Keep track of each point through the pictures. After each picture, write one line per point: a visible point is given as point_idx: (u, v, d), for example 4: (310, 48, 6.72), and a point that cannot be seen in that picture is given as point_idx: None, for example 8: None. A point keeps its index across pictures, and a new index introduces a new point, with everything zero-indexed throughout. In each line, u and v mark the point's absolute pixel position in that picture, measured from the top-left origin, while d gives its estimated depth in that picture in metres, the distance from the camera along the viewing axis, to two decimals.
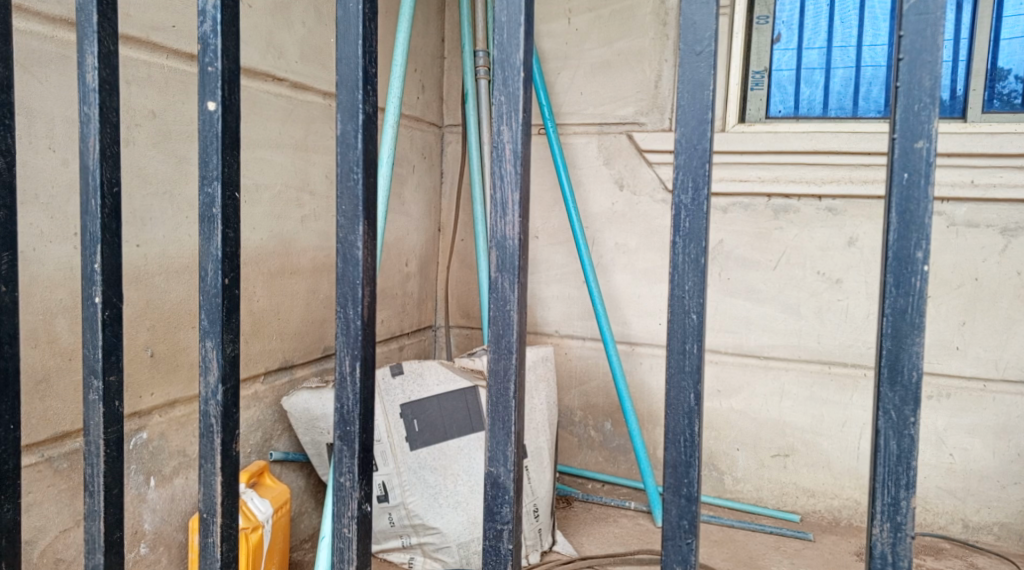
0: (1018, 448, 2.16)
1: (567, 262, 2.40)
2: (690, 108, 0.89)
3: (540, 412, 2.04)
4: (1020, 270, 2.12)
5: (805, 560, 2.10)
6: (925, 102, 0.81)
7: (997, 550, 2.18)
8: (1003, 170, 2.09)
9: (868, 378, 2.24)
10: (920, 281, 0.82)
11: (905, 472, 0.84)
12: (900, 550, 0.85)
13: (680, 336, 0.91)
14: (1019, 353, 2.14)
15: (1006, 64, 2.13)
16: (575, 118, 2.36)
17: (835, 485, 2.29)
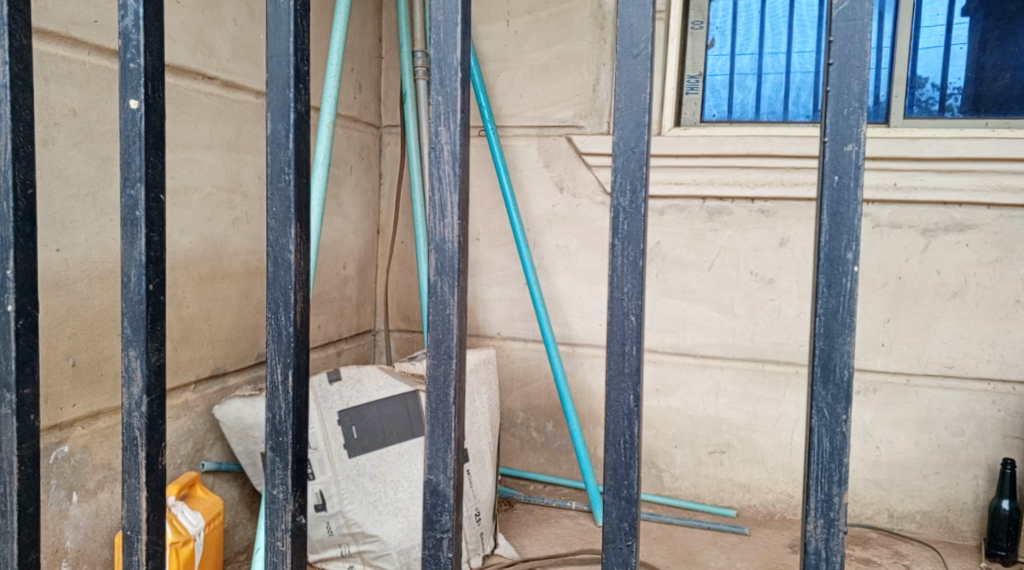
0: (939, 440, 2.21)
1: (508, 265, 2.38)
2: (628, 111, 0.98)
3: (482, 414, 2.02)
4: (941, 269, 2.17)
5: (742, 555, 2.12)
6: (853, 106, 0.93)
7: (921, 538, 2.22)
8: (925, 173, 2.15)
9: (800, 374, 2.27)
10: (850, 281, 0.94)
11: (837, 468, 0.96)
12: (833, 545, 0.97)
13: (619, 339, 1.00)
14: (938, 347, 2.19)
15: (924, 72, 2.21)
16: (515, 120, 2.34)
17: (768, 479, 2.31)
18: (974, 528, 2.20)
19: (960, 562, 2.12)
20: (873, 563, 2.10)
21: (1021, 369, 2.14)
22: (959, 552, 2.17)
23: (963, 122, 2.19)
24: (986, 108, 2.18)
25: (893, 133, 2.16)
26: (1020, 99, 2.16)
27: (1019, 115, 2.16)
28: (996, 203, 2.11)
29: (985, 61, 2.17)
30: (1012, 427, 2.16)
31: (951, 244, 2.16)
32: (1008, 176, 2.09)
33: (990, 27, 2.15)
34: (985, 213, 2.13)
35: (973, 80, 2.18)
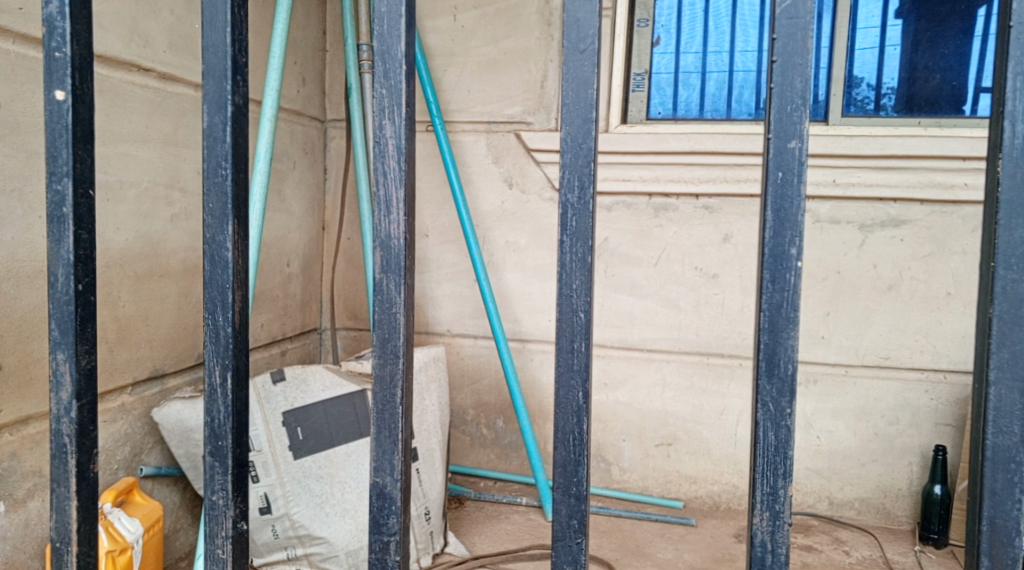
0: (877, 429, 2.24)
1: (457, 261, 2.36)
2: (575, 106, 0.97)
3: (431, 412, 2.00)
4: (878, 263, 2.21)
5: (689, 546, 2.13)
6: (796, 103, 0.93)
7: (859, 524, 2.25)
8: (861, 170, 2.18)
9: (744, 367, 2.29)
10: (793, 276, 0.94)
11: (782, 461, 0.96)
12: (779, 537, 0.97)
13: (568, 336, 0.99)
14: (877, 339, 2.23)
15: (860, 72, 2.24)
16: (463, 116, 2.32)
17: (714, 471, 2.33)
18: (908, 512, 2.24)
19: (896, 546, 2.15)
20: (815, 550, 2.12)
21: (953, 359, 2.18)
22: (895, 537, 2.20)
23: (898, 121, 2.23)
24: (919, 107, 2.22)
25: (830, 132, 2.20)
26: (951, 99, 2.20)
27: (950, 114, 2.21)
28: (929, 199, 2.15)
29: (917, 62, 2.21)
30: (945, 415, 2.20)
31: (887, 239, 2.19)
32: (940, 173, 2.13)
33: (922, 29, 2.19)
34: (919, 209, 2.17)
35: (906, 80, 2.22)
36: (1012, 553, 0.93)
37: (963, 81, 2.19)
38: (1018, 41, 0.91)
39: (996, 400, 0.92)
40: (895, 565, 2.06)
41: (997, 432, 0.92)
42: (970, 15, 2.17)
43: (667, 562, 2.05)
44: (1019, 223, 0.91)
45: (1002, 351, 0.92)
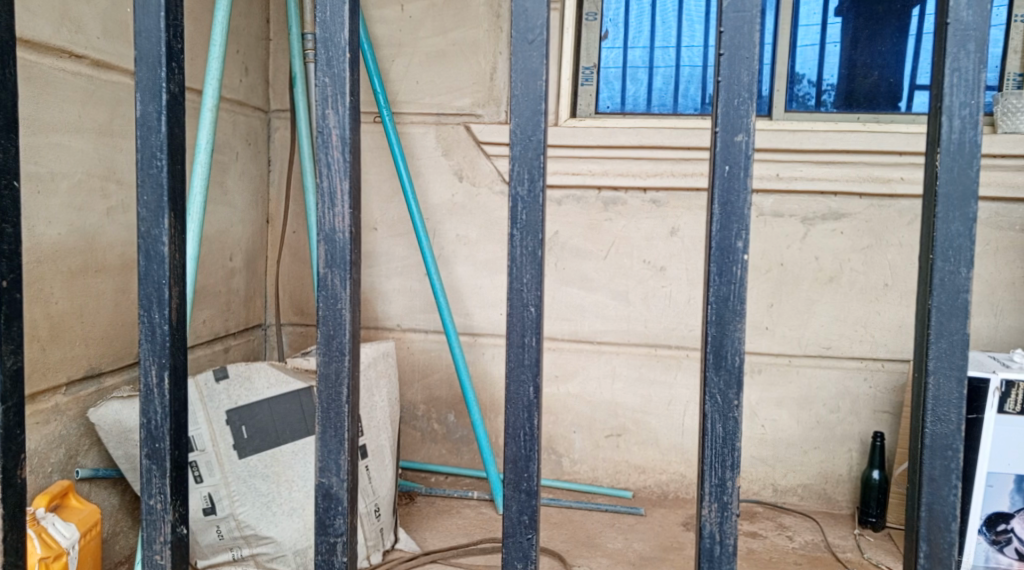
0: (818, 417, 2.27)
1: (407, 254, 2.33)
2: (524, 99, 0.96)
3: (381, 409, 1.96)
4: (819, 255, 2.23)
5: (639, 536, 2.13)
6: (743, 97, 0.93)
7: (801, 510, 2.28)
8: (804, 164, 2.19)
9: (691, 358, 2.30)
10: (740, 270, 0.94)
11: (730, 453, 0.96)
12: (727, 528, 0.97)
13: (519, 330, 0.98)
14: (818, 330, 2.25)
15: (802, 69, 2.26)
16: (412, 107, 2.28)
17: (662, 460, 2.34)
18: (848, 497, 2.27)
19: (837, 531, 2.18)
20: (759, 536, 2.14)
21: (890, 348, 2.22)
22: (835, 521, 2.23)
23: (838, 117, 2.26)
24: (858, 103, 2.25)
25: (774, 127, 2.21)
26: (888, 96, 2.24)
27: (888, 110, 2.24)
28: (866, 192, 2.18)
29: (856, 58, 2.24)
30: (882, 403, 2.24)
31: (828, 232, 2.22)
32: (877, 167, 2.16)
33: (860, 27, 2.23)
34: (857, 203, 2.20)
35: (846, 76, 2.25)
36: (949, 538, 0.93)
37: (899, 78, 2.23)
38: (954, 38, 0.90)
39: (934, 388, 0.92)
40: (837, 549, 2.08)
41: (935, 419, 0.92)
42: (907, 13, 2.20)
43: (617, 552, 2.05)
44: (956, 217, 0.90)
45: (940, 341, 0.91)
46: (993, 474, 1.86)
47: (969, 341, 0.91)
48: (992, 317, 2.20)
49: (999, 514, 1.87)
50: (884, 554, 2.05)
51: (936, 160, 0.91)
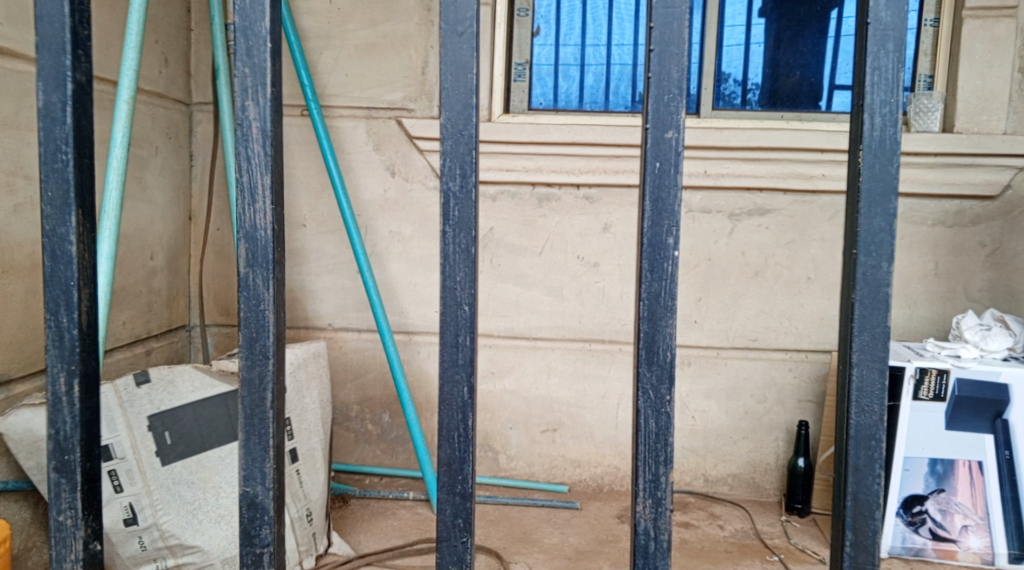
0: (746, 407, 2.29)
1: (338, 252, 2.28)
2: (454, 92, 1.01)
3: (312, 411, 1.91)
4: (745, 250, 2.25)
5: (575, 530, 2.12)
6: (674, 93, 1.01)
7: (732, 499, 2.29)
8: (730, 161, 2.20)
9: (624, 352, 2.30)
10: (670, 265, 1.02)
11: (663, 448, 1.05)
12: (660, 523, 1.06)
13: (453, 330, 1.03)
14: (746, 322, 2.27)
15: (728, 68, 2.28)
16: (341, 100, 2.23)
17: (597, 454, 2.33)
18: (775, 485, 2.30)
19: (765, 518, 2.20)
20: (692, 526, 2.15)
21: (813, 339, 2.25)
22: (763, 508, 2.25)
23: (762, 115, 2.28)
24: (781, 102, 2.28)
25: (702, 125, 2.21)
26: (809, 95, 2.27)
27: (809, 109, 2.27)
28: (790, 189, 2.20)
29: (780, 58, 2.26)
30: (807, 392, 2.27)
31: (754, 228, 2.24)
32: (800, 164, 2.18)
33: (783, 28, 2.25)
34: (782, 199, 2.22)
35: (770, 76, 2.27)
36: (873, 525, 1.04)
37: (820, 78, 2.26)
38: (875, 37, 1.00)
39: (858, 380, 1.03)
40: (765, 536, 2.10)
41: (859, 411, 1.03)
42: (826, 14, 2.24)
43: (554, 547, 2.03)
44: (878, 212, 1.01)
45: (863, 334, 1.02)
46: (909, 458, 2.02)
47: (889, 333, 1.02)
48: (907, 309, 2.24)
49: (914, 497, 2.02)
50: (810, 539, 2.09)
51: (859, 156, 1.01)
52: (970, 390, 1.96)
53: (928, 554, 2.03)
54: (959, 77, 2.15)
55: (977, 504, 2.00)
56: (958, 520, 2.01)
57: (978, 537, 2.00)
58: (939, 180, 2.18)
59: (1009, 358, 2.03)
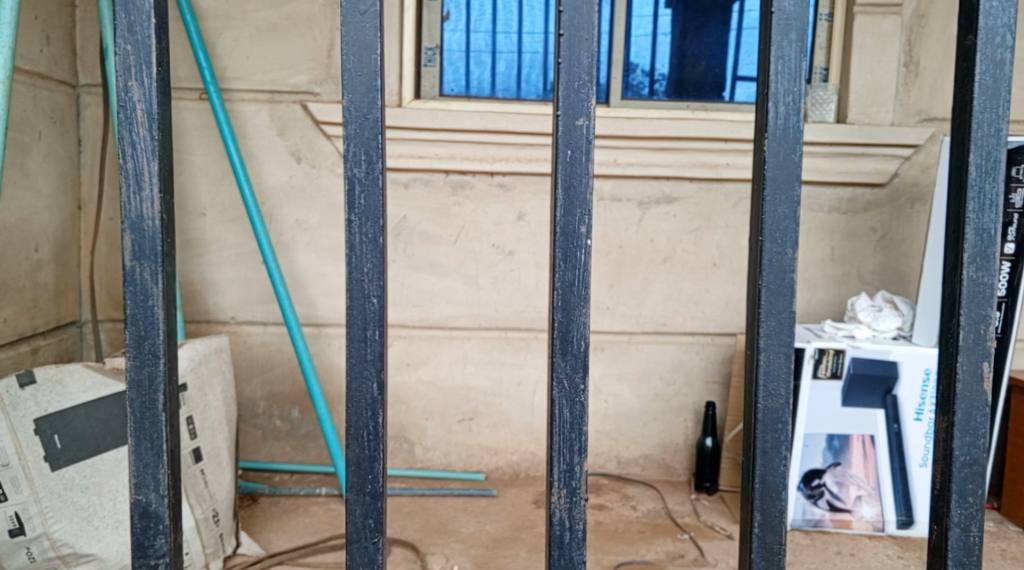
0: (656, 390, 2.30)
1: (241, 242, 2.19)
2: (357, 73, 0.97)
3: (215, 408, 1.84)
4: (654, 237, 2.25)
5: (492, 517, 2.10)
6: (584, 80, 0.98)
7: (644, 480, 2.30)
8: (639, 150, 2.20)
9: (540, 339, 2.28)
10: (584, 254, 1.00)
11: (577, 438, 1.02)
12: (575, 513, 1.03)
13: (361, 324, 0.99)
14: (655, 308, 2.27)
15: (636, 58, 2.27)
16: (241, 84, 2.14)
17: (513, 441, 2.31)
18: (685, 465, 2.32)
19: (675, 497, 2.22)
20: (606, 508, 2.15)
21: (719, 323, 2.28)
22: (674, 488, 2.27)
23: (669, 105, 2.28)
24: (687, 92, 2.28)
25: (612, 114, 2.20)
26: (713, 85, 2.28)
27: (714, 99, 2.28)
28: (696, 177, 2.22)
29: (685, 49, 2.27)
30: (713, 373, 2.29)
31: (662, 215, 2.24)
32: (706, 153, 2.20)
33: (689, 18, 2.26)
34: (688, 186, 2.23)
35: (676, 66, 2.28)
36: (779, 506, 1.03)
37: (723, 69, 2.28)
38: (778, 25, 0.99)
39: (765, 364, 1.02)
40: (676, 515, 2.12)
41: (767, 394, 1.02)
42: (729, 6, 2.25)
43: (470, 536, 2.01)
44: (783, 199, 1.00)
45: (770, 320, 1.02)
46: (809, 435, 2.06)
47: (794, 319, 1.01)
48: (807, 292, 2.28)
49: (813, 471, 2.07)
50: (718, 516, 2.11)
51: (764, 145, 1.00)
52: (864, 368, 2.01)
53: (826, 525, 2.07)
54: (851, 69, 2.20)
55: (870, 475, 2.06)
56: (853, 491, 2.07)
57: (870, 507, 2.06)
58: (835, 169, 2.21)
59: (899, 338, 2.09)
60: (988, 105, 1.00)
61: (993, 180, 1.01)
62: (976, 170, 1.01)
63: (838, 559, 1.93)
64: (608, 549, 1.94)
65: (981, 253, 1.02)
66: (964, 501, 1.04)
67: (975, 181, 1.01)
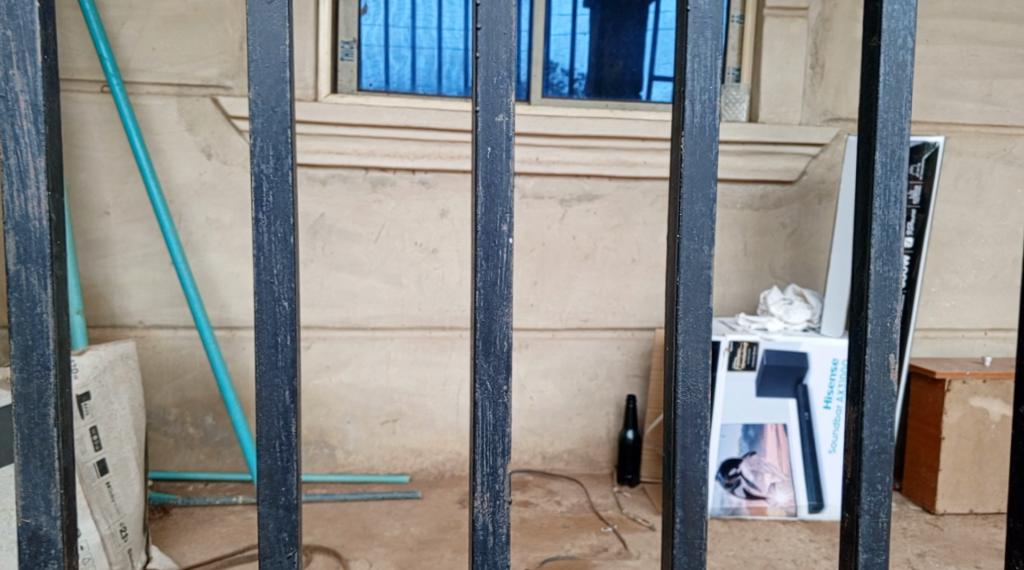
0: (579, 385, 2.28)
1: (148, 241, 2.10)
2: (264, 64, 0.92)
3: (122, 417, 1.75)
4: (576, 235, 2.24)
5: (416, 520, 2.05)
6: (503, 75, 0.95)
7: (568, 475, 2.29)
8: (560, 148, 2.18)
9: (465, 338, 2.25)
10: (505, 253, 0.97)
11: (501, 440, 0.99)
12: (499, 517, 1.00)
13: (271, 328, 0.94)
14: (578, 305, 2.26)
15: (556, 57, 2.25)
16: (146, 76, 2.04)
17: (438, 441, 2.27)
18: (608, 457, 2.31)
19: (599, 490, 2.21)
20: (531, 504, 2.12)
21: (640, 318, 2.28)
22: (597, 482, 2.26)
23: (588, 104, 2.27)
24: (606, 91, 2.28)
25: (533, 113, 2.18)
26: (631, 84, 2.28)
27: (631, 99, 2.29)
28: (614, 175, 2.21)
29: (604, 48, 2.26)
30: (635, 367, 2.29)
31: (583, 213, 2.23)
32: (624, 151, 2.19)
33: (607, 18, 2.24)
34: (607, 185, 2.23)
35: (595, 65, 2.27)
36: (700, 500, 1.02)
37: (640, 68, 2.28)
38: (694, 24, 0.98)
39: (683, 360, 1.01)
40: (599, 508, 2.11)
41: (685, 390, 1.01)
42: (646, 6, 2.25)
43: (394, 539, 1.96)
44: (699, 197, 0.99)
45: (688, 316, 1.00)
46: (726, 425, 2.08)
47: (712, 316, 1.00)
48: (721, 287, 2.29)
49: (731, 461, 2.08)
50: (640, 508, 2.11)
51: (681, 143, 0.99)
52: (777, 359, 2.04)
53: (743, 513, 2.08)
54: (762, 70, 2.21)
55: (783, 462, 2.08)
56: (767, 478, 2.08)
57: (783, 493, 2.08)
58: (747, 166, 2.23)
59: (809, 329, 2.13)
60: (891, 105, 1.01)
61: (898, 178, 1.02)
62: (882, 168, 1.01)
63: (754, 545, 1.94)
64: (533, 546, 1.92)
65: (887, 248, 1.02)
66: (873, 488, 1.04)
67: (881, 179, 1.02)
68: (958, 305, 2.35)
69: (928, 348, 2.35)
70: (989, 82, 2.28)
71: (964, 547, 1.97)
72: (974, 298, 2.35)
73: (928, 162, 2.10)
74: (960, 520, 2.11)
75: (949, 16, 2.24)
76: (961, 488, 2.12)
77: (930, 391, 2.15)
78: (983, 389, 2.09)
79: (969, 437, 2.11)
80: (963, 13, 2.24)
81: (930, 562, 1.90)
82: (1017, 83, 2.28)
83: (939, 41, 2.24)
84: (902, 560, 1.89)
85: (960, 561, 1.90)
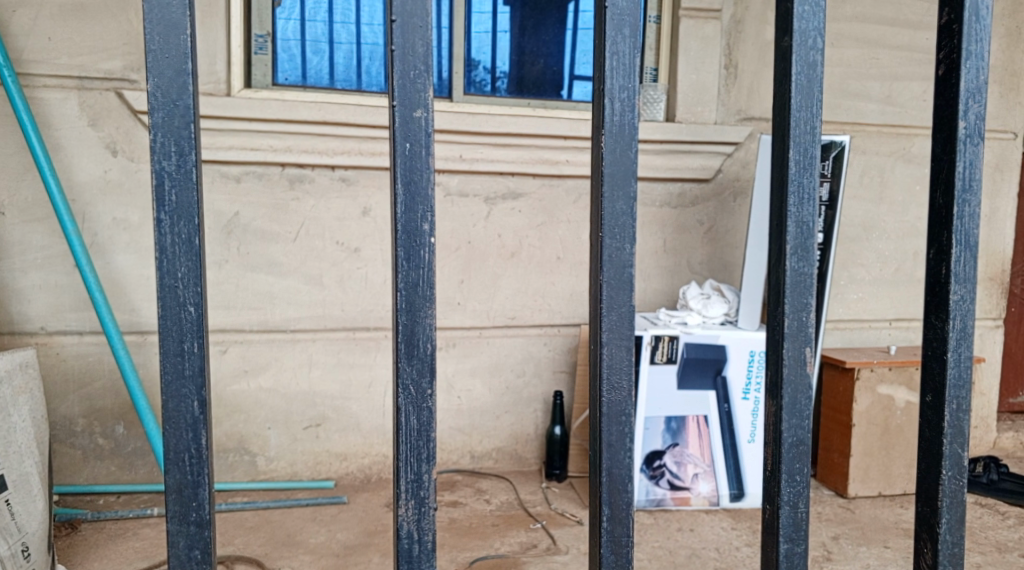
0: (508, 383, 2.25)
1: (48, 243, 1.99)
2: (164, 55, 0.87)
3: (21, 430, 1.65)
4: (502, 233, 2.21)
5: (341, 525, 2.00)
6: (419, 69, 0.91)
7: (497, 473, 2.25)
8: (483, 146, 2.14)
9: (389, 338, 2.20)
10: (427, 253, 0.93)
11: (425, 446, 0.95)
12: (424, 524, 0.96)
13: (176, 335, 0.88)
14: (505, 303, 2.23)
15: (477, 54, 2.21)
16: (43, 68, 1.94)
17: (363, 444, 2.22)
18: (536, 454, 2.29)
19: (527, 487, 2.18)
20: (459, 504, 2.08)
21: (565, 314, 2.26)
22: (526, 478, 2.23)
23: (510, 101, 2.24)
24: (527, 90, 2.25)
25: (454, 110, 2.13)
26: (552, 83, 2.26)
27: (553, 98, 2.27)
28: (538, 173, 2.19)
29: (525, 46, 2.23)
30: (560, 364, 2.27)
31: (508, 211, 2.20)
32: (546, 149, 2.17)
33: (527, 15, 2.22)
34: (532, 183, 2.20)
35: (516, 63, 2.24)
36: (627, 498, 1.00)
37: (561, 67, 2.26)
38: (612, 20, 0.95)
39: (607, 358, 0.98)
40: (528, 505, 2.08)
41: (610, 388, 0.99)
42: (565, 5, 2.24)
43: (320, 546, 1.90)
44: (620, 196, 0.97)
45: (611, 314, 0.98)
46: (649, 418, 2.07)
47: (635, 314, 0.98)
48: (643, 283, 2.29)
49: (654, 453, 2.07)
50: (568, 503, 2.09)
51: (601, 142, 0.96)
52: (696, 352, 2.04)
53: (667, 504, 2.08)
54: (678, 70, 2.21)
55: (705, 454, 2.09)
56: (690, 469, 2.09)
57: (706, 483, 2.09)
58: (665, 165, 2.23)
59: (726, 323, 2.14)
60: (803, 104, 1.00)
61: (810, 175, 1.01)
62: (795, 165, 1.01)
63: (678, 535, 1.94)
64: (461, 546, 1.88)
65: (801, 245, 1.01)
66: (792, 480, 1.03)
67: (795, 176, 1.01)
68: (865, 298, 2.39)
69: (839, 338, 2.39)
70: (889, 84, 2.32)
71: (874, 528, 2.00)
72: (882, 291, 2.40)
73: (835, 160, 2.13)
74: (870, 501, 2.15)
75: (851, 20, 2.27)
76: (870, 472, 2.16)
77: (842, 380, 2.18)
78: (888, 376, 2.14)
79: (877, 422, 2.14)
80: (864, 17, 2.28)
81: (843, 544, 1.92)
82: (915, 85, 2.34)
83: (844, 44, 2.28)
84: (818, 544, 1.91)
85: (870, 542, 1.93)
